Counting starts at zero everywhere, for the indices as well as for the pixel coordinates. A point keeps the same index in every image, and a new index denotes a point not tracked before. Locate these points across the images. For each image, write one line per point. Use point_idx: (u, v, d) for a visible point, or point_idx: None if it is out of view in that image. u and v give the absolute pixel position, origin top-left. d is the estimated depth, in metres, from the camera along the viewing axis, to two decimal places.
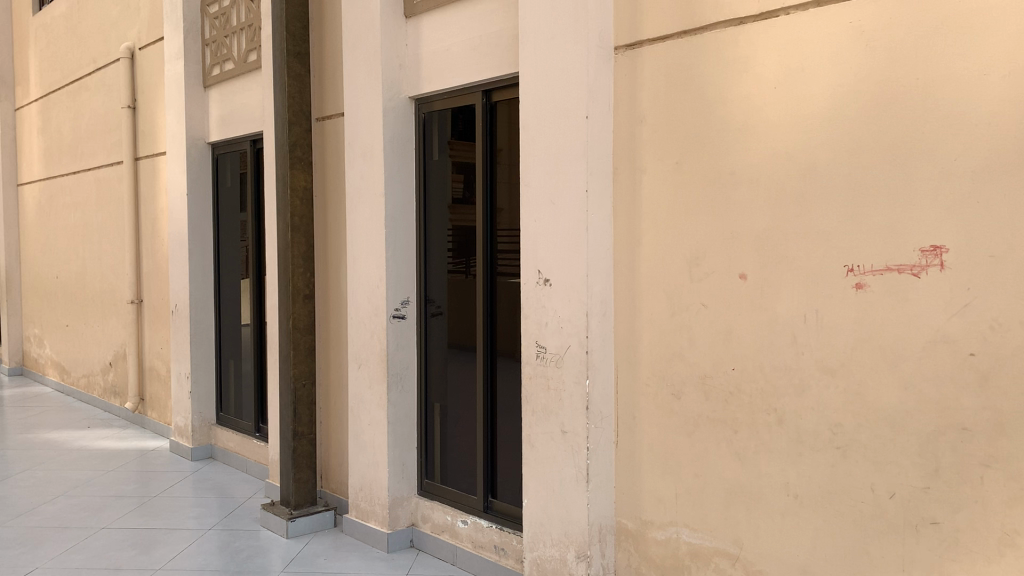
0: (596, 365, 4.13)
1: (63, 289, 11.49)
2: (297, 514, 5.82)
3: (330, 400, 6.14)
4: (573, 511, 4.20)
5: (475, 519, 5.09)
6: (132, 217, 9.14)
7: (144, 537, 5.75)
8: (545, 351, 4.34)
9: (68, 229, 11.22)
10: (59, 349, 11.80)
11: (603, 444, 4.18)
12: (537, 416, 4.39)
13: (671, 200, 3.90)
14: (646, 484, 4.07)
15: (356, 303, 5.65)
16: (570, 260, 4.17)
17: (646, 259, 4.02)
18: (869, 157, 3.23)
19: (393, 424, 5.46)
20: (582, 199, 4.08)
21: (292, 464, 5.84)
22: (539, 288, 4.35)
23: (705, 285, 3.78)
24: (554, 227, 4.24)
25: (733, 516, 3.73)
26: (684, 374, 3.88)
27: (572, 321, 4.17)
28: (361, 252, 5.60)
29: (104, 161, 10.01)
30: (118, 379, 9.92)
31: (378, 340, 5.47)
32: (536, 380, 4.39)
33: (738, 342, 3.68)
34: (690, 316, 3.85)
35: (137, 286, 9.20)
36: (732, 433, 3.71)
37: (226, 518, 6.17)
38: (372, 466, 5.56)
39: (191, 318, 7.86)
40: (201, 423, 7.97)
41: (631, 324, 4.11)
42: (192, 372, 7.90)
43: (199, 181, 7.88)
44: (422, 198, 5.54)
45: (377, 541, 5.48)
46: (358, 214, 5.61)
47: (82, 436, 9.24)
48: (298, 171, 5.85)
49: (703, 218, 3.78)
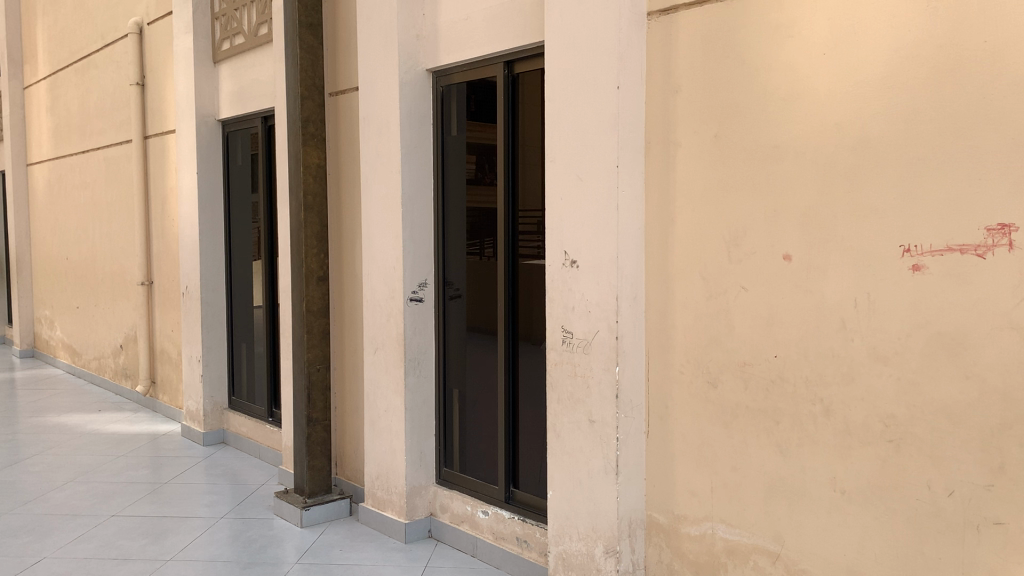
0: (626, 351, 3.90)
1: (74, 271, 11.35)
2: (311, 502, 5.64)
3: (345, 385, 5.95)
4: (601, 504, 4.00)
5: (496, 510, 4.89)
6: (142, 197, 8.95)
7: (155, 526, 5.58)
8: (572, 336, 4.12)
9: (78, 210, 11.06)
10: (69, 331, 11.68)
11: (633, 434, 3.96)
12: (563, 404, 4.18)
13: (709, 176, 3.66)
14: (679, 477, 3.86)
15: (372, 285, 5.44)
16: (599, 241, 3.94)
17: (681, 239, 3.79)
18: (929, 128, 2.97)
19: (411, 411, 5.26)
20: (613, 175, 3.84)
21: (306, 451, 5.65)
22: (566, 270, 4.12)
23: (746, 266, 3.55)
24: (582, 206, 4.01)
25: (773, 512, 3.52)
26: (721, 361, 3.66)
27: (601, 304, 3.94)
28: (376, 232, 5.38)
29: (114, 141, 9.81)
30: (129, 362, 9.77)
31: (394, 323, 5.26)
32: (562, 367, 4.18)
33: (780, 327, 3.45)
34: (728, 299, 3.62)
35: (147, 268, 9.03)
36: (773, 425, 3.50)
37: (239, 506, 6.01)
38: (389, 454, 5.37)
39: (202, 300, 7.67)
40: (213, 407, 7.81)
41: (663, 308, 3.88)
42: (205, 356, 7.72)
43: (210, 160, 7.67)
44: (440, 176, 5.29)
45: (394, 531, 5.30)
46: (373, 193, 5.39)
47: (92, 419, 9.10)
48: (312, 147, 5.63)
49: (744, 195, 3.54)
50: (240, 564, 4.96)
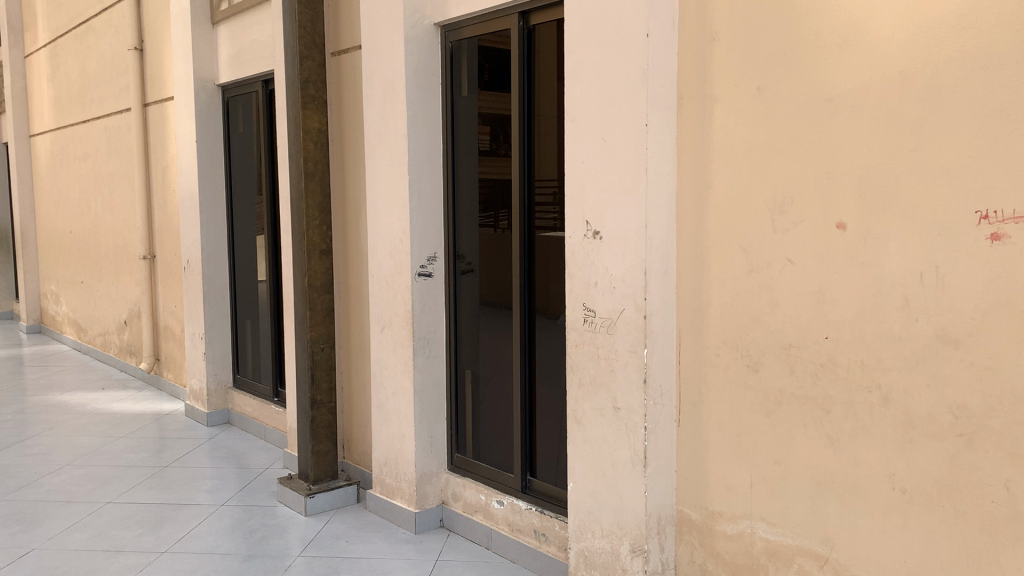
0: (655, 332, 3.52)
1: (77, 244, 11.05)
2: (316, 489, 5.32)
3: (351, 365, 5.61)
4: (626, 499, 3.64)
5: (512, 500, 4.54)
6: (142, 167, 8.60)
7: (152, 514, 5.28)
8: (594, 315, 3.72)
9: (80, 181, 10.74)
10: (74, 306, 11.41)
11: (663, 423, 3.59)
12: (584, 389, 3.80)
13: (751, 134, 3.25)
14: (714, 469, 3.49)
15: (377, 259, 5.08)
16: (625, 209, 3.53)
17: (717, 207, 3.39)
18: (1014, 74, 2.54)
19: (420, 393, 4.91)
20: (641, 135, 3.43)
21: (310, 435, 5.31)
22: (588, 242, 3.72)
23: (793, 236, 3.15)
24: (604, 170, 3.60)
25: (822, 511, 3.14)
26: (764, 342, 3.27)
27: (627, 280, 3.54)
28: (382, 202, 5.00)
29: (113, 109, 9.45)
30: (133, 338, 9.49)
31: (402, 300, 4.90)
32: (583, 348, 3.79)
33: (832, 305, 3.06)
34: (771, 273, 3.23)
35: (149, 241, 8.71)
36: (822, 414, 3.11)
37: (241, 492, 5.71)
38: (397, 438, 5.03)
39: (204, 275, 7.33)
40: (217, 386, 7.49)
41: (697, 283, 3.49)
42: (207, 333, 7.39)
43: (209, 127, 7.28)
44: (449, 141, 4.89)
45: (404, 521, 4.97)
46: (378, 159, 5.01)
47: (95, 398, 8.83)
48: (311, 111, 5.23)
49: (792, 156, 3.13)
50: (240, 556, 4.65)
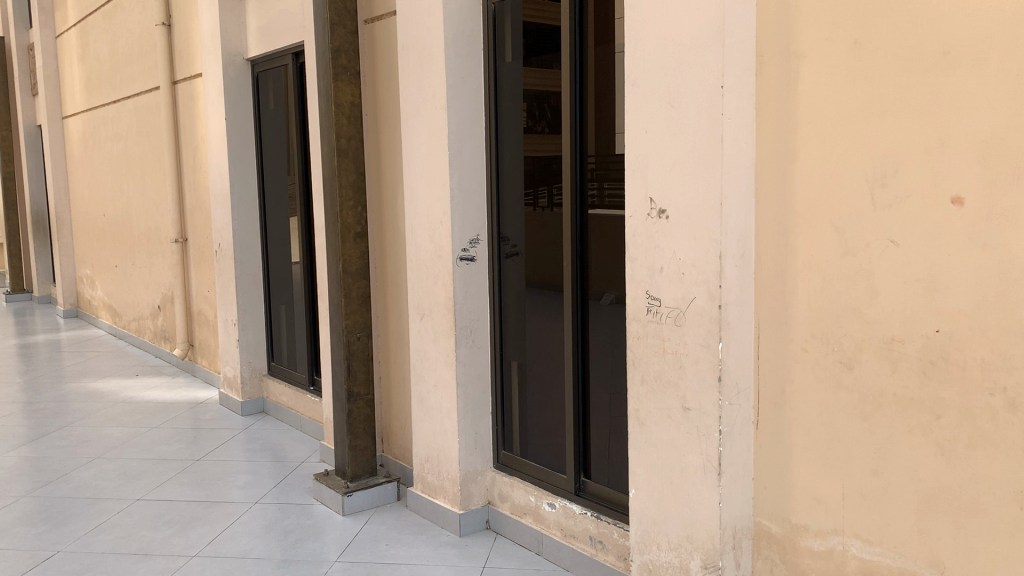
0: (731, 324, 3.10)
1: (111, 227, 10.86)
2: (354, 487, 5.00)
3: (390, 354, 5.28)
4: (697, 510, 3.25)
5: (565, 504, 4.17)
6: (172, 147, 8.32)
7: (182, 514, 5.01)
8: (659, 305, 3.32)
9: (112, 163, 10.53)
10: (109, 290, 11.26)
11: (739, 425, 3.19)
12: (648, 387, 3.40)
13: (845, 96, 2.82)
14: (799, 478, 3.09)
15: (416, 243, 4.72)
16: (696, 185, 3.10)
17: (804, 180, 2.97)
18: None
19: (464, 387, 4.55)
20: (716, 100, 2.99)
21: (347, 430, 4.98)
22: (652, 222, 3.30)
23: (897, 214, 2.72)
24: (672, 140, 3.17)
25: (930, 530, 2.73)
26: (861, 337, 2.85)
27: (698, 265, 3.13)
28: (421, 180, 4.62)
29: (143, 88, 9.17)
30: (167, 323, 9.28)
31: (443, 286, 4.53)
32: (646, 340, 3.39)
33: (945, 293, 2.62)
34: (870, 257, 2.80)
35: (181, 224, 8.46)
36: (932, 420, 2.69)
37: (276, 489, 5.42)
38: (439, 434, 4.69)
39: (236, 259, 7.03)
40: (251, 374, 7.21)
41: (780, 267, 3.07)
42: (240, 320, 7.11)
43: (238, 104, 6.95)
44: (492, 112, 4.49)
45: (448, 522, 4.64)
46: (416, 135, 4.63)
47: (129, 386, 8.65)
48: (343, 83, 4.85)
49: (897, 119, 2.69)
50: (274, 561, 4.36)
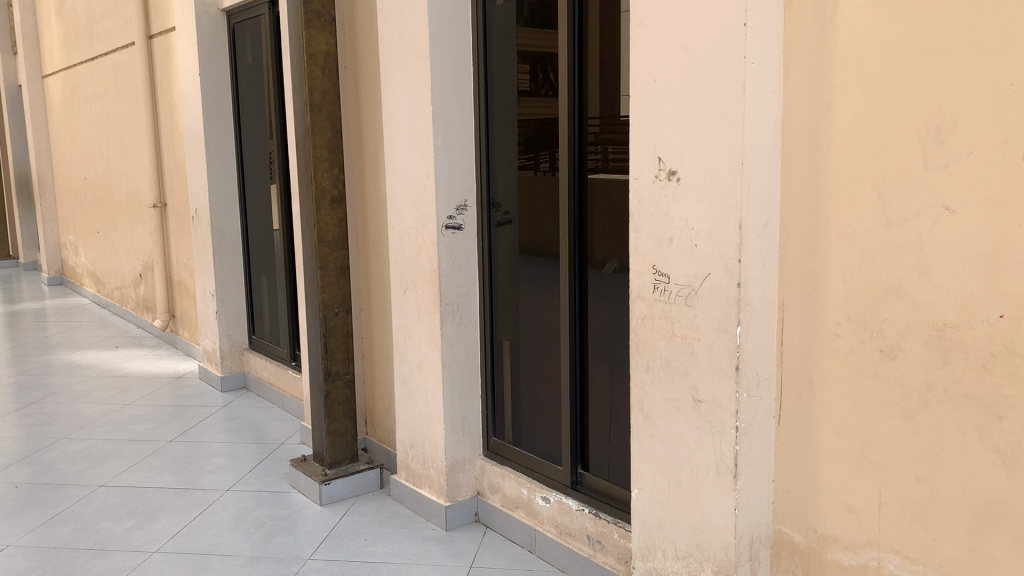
0: (751, 304, 2.67)
1: (92, 192, 10.41)
2: (333, 475, 4.61)
3: (373, 330, 4.87)
4: (709, 516, 2.85)
5: (560, 498, 3.76)
6: (149, 106, 7.84)
7: (147, 503, 4.64)
8: (667, 282, 2.88)
9: (91, 124, 10.05)
10: (92, 257, 10.84)
11: (758, 420, 2.77)
12: (654, 375, 2.98)
13: (895, 34, 2.36)
14: (827, 482, 2.68)
15: (398, 208, 4.27)
16: (713, 143, 2.64)
17: (840, 137, 2.52)
18: None
19: (450, 368, 4.13)
20: (738, 41, 2.53)
21: (324, 413, 4.58)
22: (661, 185, 2.84)
23: (954, 177, 2.27)
24: (685, 90, 2.71)
25: (984, 550, 2.32)
26: (905, 321, 2.43)
27: (713, 236, 2.69)
28: (402, 138, 4.17)
29: (119, 44, 8.66)
30: (149, 292, 8.87)
31: (428, 257, 4.09)
32: (652, 322, 2.96)
33: (1010, 272, 2.19)
34: (919, 227, 2.36)
35: (159, 188, 8.01)
36: (992, 421, 2.26)
37: (252, 474, 5.04)
38: (424, 419, 4.29)
39: (213, 225, 6.60)
40: (231, 348, 6.80)
41: (810, 238, 2.64)
42: (218, 290, 6.69)
43: (213, 58, 6.47)
44: (482, 63, 4.01)
45: (433, 515, 4.25)
46: (397, 89, 4.17)
47: (109, 357, 8.27)
48: (317, 30, 4.35)
49: (957, 61, 2.23)
50: (242, 558, 3.98)
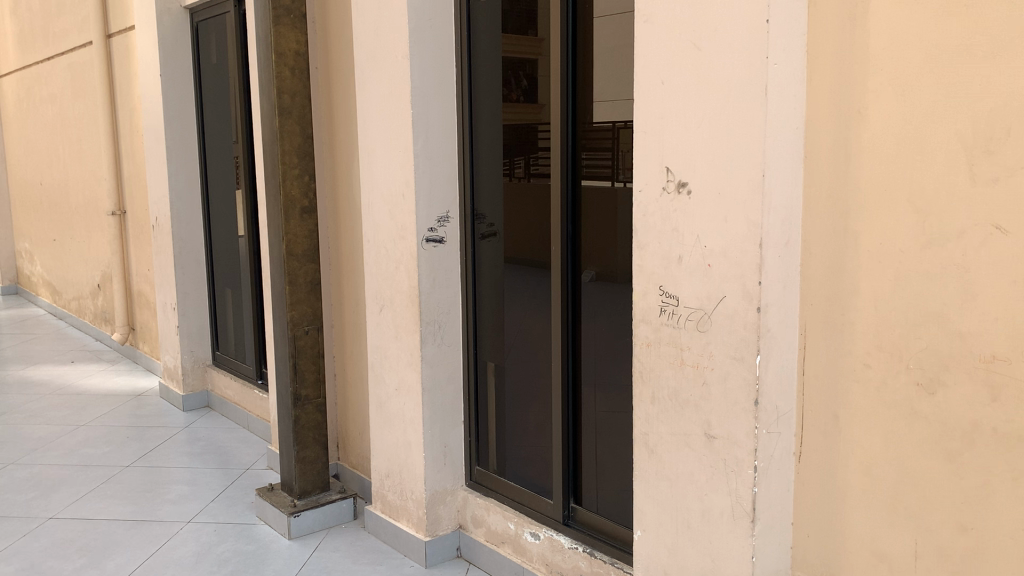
0: (771, 330, 2.41)
1: (47, 198, 9.95)
2: (302, 506, 4.28)
3: (346, 348, 4.55)
4: (723, 565, 2.58)
5: (551, 535, 3.48)
6: (107, 109, 7.45)
7: (99, 537, 4.29)
8: (675, 305, 2.61)
9: (47, 126, 9.60)
10: (48, 266, 10.37)
11: (778, 459, 2.51)
12: (661, 407, 2.71)
13: (937, 33, 2.11)
14: (854, 527, 2.42)
15: (374, 220, 3.97)
16: (729, 154, 2.38)
17: (872, 145, 2.27)
18: None
19: (431, 392, 3.83)
20: (759, 38, 2.27)
21: (293, 440, 4.26)
22: (669, 199, 2.58)
23: (1005, 192, 2.02)
24: (697, 94, 2.45)
25: None
26: (947, 351, 2.17)
27: (729, 255, 2.42)
28: (379, 144, 3.87)
29: (76, 43, 8.25)
30: (108, 304, 8.45)
31: (406, 272, 3.79)
32: (658, 349, 2.69)
33: None
34: (964, 247, 2.11)
35: (118, 195, 7.61)
36: None
37: (215, 503, 4.69)
38: (401, 446, 3.98)
39: (174, 235, 6.23)
40: (194, 364, 6.43)
41: (837, 259, 2.38)
42: (180, 303, 6.32)
43: (175, 59, 6.12)
44: (465, 64, 3.73)
45: (412, 550, 3.94)
46: (374, 91, 3.86)
47: (64, 373, 7.84)
48: (286, 28, 4.04)
49: (1009, 63, 1.99)
50: None
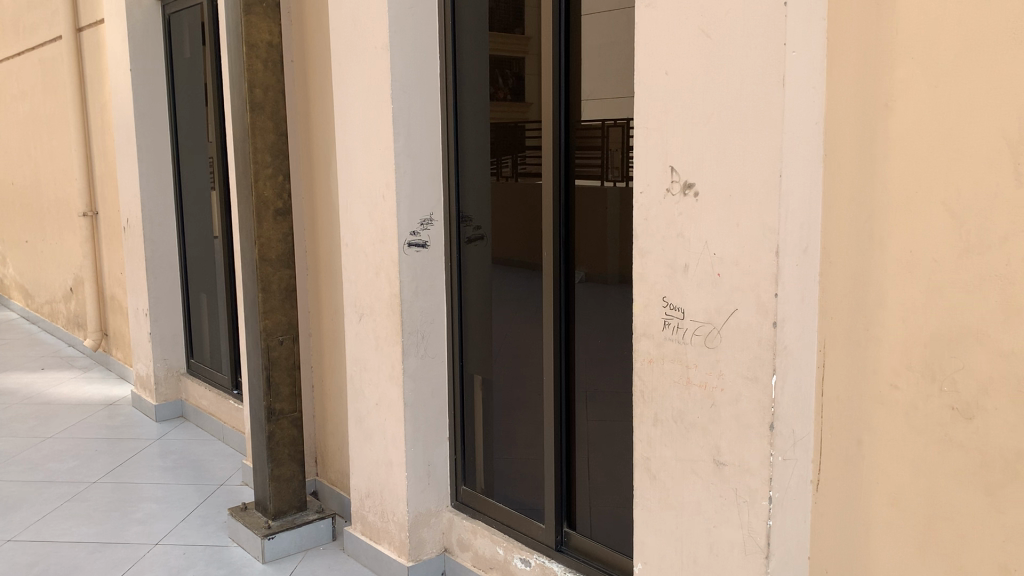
0: (788, 348, 2.18)
1: (19, 198, 9.62)
2: (277, 527, 4.02)
3: (325, 359, 4.29)
4: None
5: (542, 562, 3.23)
6: (77, 106, 7.15)
7: (59, 562, 4.01)
8: (680, 318, 2.37)
9: (18, 124, 9.28)
10: (21, 269, 10.04)
11: (794, 488, 2.27)
12: (664, 430, 2.47)
13: (977, 16, 1.87)
14: (880, 564, 2.19)
15: (353, 223, 3.71)
16: (741, 152, 2.15)
17: (902, 143, 2.03)
18: None
19: (413, 408, 3.58)
20: (776, 23, 2.03)
21: (267, 456, 4.00)
22: (674, 201, 2.34)
23: None
24: (705, 86, 2.21)
25: None
26: (987, 372, 1.94)
27: (741, 264, 2.18)
28: (357, 141, 3.61)
29: (46, 38, 7.95)
30: (81, 309, 8.15)
31: (386, 278, 3.54)
32: (661, 367, 2.45)
33: None
34: (1008, 256, 1.88)
35: (90, 196, 7.31)
36: None
37: (185, 523, 4.42)
38: (382, 464, 3.73)
39: (145, 237, 5.95)
40: (167, 373, 6.15)
41: (861, 269, 2.15)
42: (152, 308, 6.04)
43: (146, 53, 5.85)
44: (450, 57, 3.48)
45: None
46: (352, 86, 3.61)
47: (33, 381, 7.53)
48: (257, 18, 3.76)
49: None
50: None
